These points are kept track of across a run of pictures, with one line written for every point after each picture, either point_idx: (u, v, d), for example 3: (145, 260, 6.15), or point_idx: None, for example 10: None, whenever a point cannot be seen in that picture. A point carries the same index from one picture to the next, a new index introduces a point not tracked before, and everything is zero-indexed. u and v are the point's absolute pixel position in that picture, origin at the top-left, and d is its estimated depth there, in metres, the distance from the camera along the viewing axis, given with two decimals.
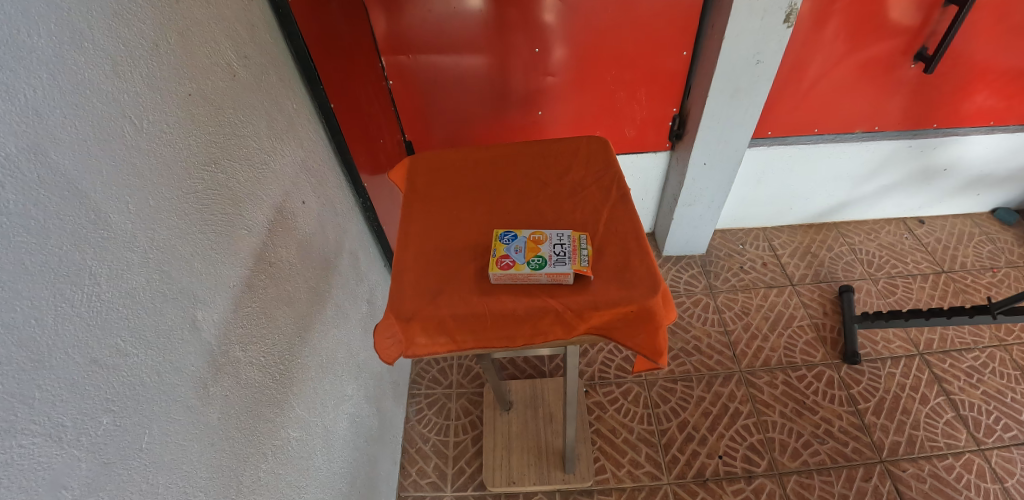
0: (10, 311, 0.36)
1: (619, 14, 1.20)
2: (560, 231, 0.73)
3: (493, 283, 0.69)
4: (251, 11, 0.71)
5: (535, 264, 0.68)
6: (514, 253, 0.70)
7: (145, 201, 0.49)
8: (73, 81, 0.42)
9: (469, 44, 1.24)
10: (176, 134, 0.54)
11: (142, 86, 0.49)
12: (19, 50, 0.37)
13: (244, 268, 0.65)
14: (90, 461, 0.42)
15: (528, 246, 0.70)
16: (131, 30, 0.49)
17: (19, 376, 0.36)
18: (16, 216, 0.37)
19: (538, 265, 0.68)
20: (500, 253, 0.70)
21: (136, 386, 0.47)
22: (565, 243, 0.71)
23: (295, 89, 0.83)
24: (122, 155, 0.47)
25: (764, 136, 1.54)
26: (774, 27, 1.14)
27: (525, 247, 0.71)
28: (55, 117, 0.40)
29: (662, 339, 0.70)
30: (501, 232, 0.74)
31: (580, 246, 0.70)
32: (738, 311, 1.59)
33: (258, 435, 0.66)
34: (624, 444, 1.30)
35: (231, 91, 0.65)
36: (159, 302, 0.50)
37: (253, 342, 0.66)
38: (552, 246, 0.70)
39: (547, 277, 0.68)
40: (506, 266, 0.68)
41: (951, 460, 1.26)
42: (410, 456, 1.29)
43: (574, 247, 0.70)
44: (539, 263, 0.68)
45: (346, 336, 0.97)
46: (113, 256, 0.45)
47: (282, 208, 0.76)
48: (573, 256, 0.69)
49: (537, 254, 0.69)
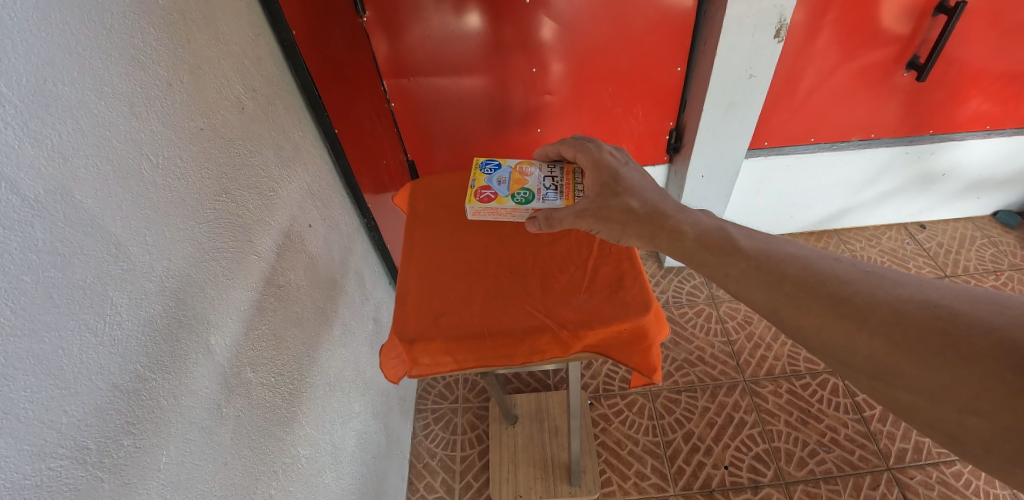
0: (39, 343, 0.39)
1: (613, 32, 1.24)
2: (551, 166, 0.85)
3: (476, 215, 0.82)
4: (258, 45, 0.74)
5: (521, 198, 0.79)
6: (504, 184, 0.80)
7: (161, 232, 0.52)
8: (93, 125, 0.45)
9: (469, 66, 1.27)
10: (188, 168, 0.57)
11: (158, 123, 0.53)
12: (46, 99, 0.41)
13: (255, 291, 0.68)
14: (112, 482, 0.44)
15: (512, 182, 0.81)
16: (148, 72, 0.52)
17: (47, 402, 0.39)
18: (45, 252, 0.40)
19: (526, 199, 0.79)
20: (485, 186, 0.81)
21: (154, 410, 0.49)
22: (557, 178, 0.83)
23: (300, 117, 0.86)
24: (139, 190, 0.49)
25: (761, 146, 1.57)
26: (765, 41, 1.18)
27: (513, 182, 0.82)
28: (79, 160, 0.43)
29: (656, 356, 0.73)
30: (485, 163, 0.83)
31: (572, 182, 0.82)
32: (740, 320, 1.58)
33: (269, 453, 0.68)
34: (629, 455, 1.31)
35: (240, 123, 0.68)
36: (175, 328, 0.53)
37: (263, 364, 0.68)
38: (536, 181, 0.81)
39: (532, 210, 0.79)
40: (491, 200, 0.80)
41: (960, 467, 1.25)
42: (418, 472, 1.30)
43: (568, 182, 0.81)
44: (524, 198, 0.79)
45: (353, 354, 0.99)
46: (133, 286, 0.48)
47: (290, 232, 0.79)
48: (557, 193, 0.79)
49: (521, 189, 0.80)
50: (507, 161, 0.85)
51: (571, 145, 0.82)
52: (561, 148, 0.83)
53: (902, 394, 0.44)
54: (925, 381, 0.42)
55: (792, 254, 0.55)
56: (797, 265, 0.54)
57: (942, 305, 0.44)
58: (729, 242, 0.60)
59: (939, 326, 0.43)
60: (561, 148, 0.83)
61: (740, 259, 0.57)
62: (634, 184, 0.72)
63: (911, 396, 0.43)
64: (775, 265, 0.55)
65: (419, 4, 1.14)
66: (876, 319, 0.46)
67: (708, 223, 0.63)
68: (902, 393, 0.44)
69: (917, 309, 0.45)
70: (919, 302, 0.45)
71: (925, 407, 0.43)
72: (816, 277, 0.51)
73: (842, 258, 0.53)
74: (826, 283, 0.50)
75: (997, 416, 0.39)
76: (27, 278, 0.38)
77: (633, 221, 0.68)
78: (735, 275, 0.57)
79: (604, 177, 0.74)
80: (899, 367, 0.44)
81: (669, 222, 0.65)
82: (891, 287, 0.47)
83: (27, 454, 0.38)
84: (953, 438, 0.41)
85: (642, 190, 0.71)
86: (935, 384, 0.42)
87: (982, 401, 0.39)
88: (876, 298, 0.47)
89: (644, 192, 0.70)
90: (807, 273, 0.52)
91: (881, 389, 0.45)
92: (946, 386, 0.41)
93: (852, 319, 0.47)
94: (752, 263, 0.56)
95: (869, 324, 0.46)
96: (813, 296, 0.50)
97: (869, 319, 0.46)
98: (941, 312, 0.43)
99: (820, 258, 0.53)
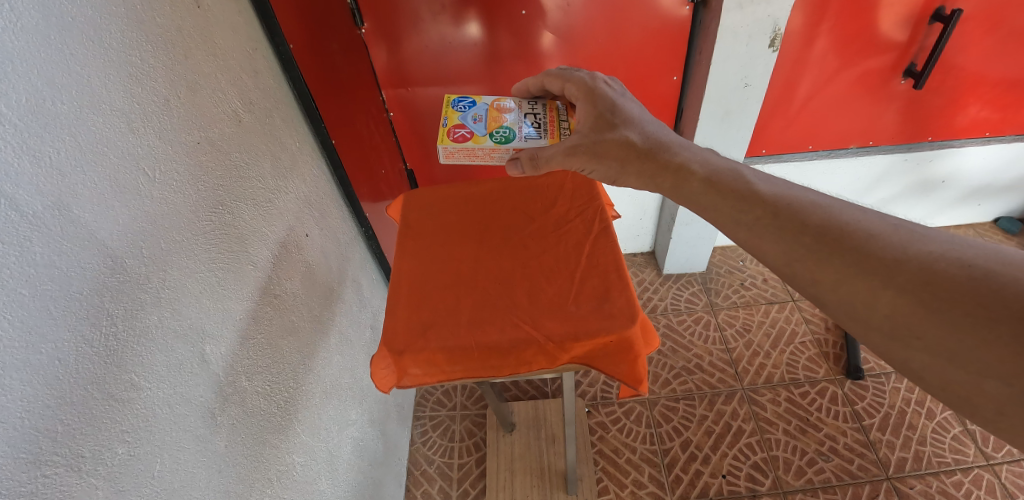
0: (36, 354, 0.40)
1: (609, 42, 1.25)
2: (532, 103, 0.89)
3: (451, 159, 0.85)
4: (255, 59, 0.76)
5: (501, 137, 0.84)
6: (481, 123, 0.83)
7: (157, 244, 0.53)
8: (90, 141, 0.46)
9: (468, 76, 1.29)
10: (184, 182, 0.58)
11: (155, 138, 0.54)
12: (44, 118, 0.42)
13: (251, 300, 0.69)
14: (106, 489, 0.45)
15: (489, 122, 0.85)
16: (145, 89, 0.53)
17: (43, 412, 0.40)
18: (42, 266, 0.41)
19: (506, 138, 0.84)
20: (461, 126, 0.85)
21: (149, 418, 0.50)
22: (540, 115, 0.87)
23: (298, 129, 0.88)
24: (135, 204, 0.51)
25: (759, 153, 1.57)
26: (760, 51, 1.18)
27: (490, 121, 0.85)
28: (77, 176, 0.45)
29: (642, 367, 0.74)
30: (459, 105, 0.87)
31: (556, 119, 0.87)
32: (739, 328, 1.58)
33: (264, 460, 0.69)
34: (626, 464, 1.31)
35: (237, 135, 0.69)
36: (170, 338, 0.54)
37: (258, 372, 0.70)
38: (513, 121, 0.85)
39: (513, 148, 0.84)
40: (468, 140, 0.83)
41: (960, 476, 1.25)
42: (415, 479, 1.31)
43: (551, 120, 0.86)
44: (505, 137, 0.83)
45: (350, 361, 1.00)
46: (129, 298, 0.49)
47: (286, 242, 0.80)
48: (537, 131, 0.84)
49: (500, 128, 0.84)
50: (484, 100, 0.89)
51: (557, 76, 0.85)
52: (547, 80, 0.86)
53: (917, 355, 0.46)
54: (946, 343, 0.44)
55: (814, 203, 0.56)
56: (819, 215, 0.55)
57: (975, 263, 0.45)
58: (746, 187, 0.61)
59: (972, 287, 0.44)
60: (546, 80, 0.86)
61: (757, 205, 0.59)
62: (629, 116, 0.75)
63: (929, 358, 0.45)
64: (797, 215, 0.56)
65: (417, 14, 1.16)
66: (903, 277, 0.47)
67: (720, 165, 0.66)
68: (918, 354, 0.46)
69: (949, 268, 0.46)
70: (952, 261, 0.46)
71: (941, 369, 0.44)
72: (840, 228, 0.53)
73: (868, 211, 0.54)
74: (851, 236, 0.52)
75: (1016, 381, 0.40)
76: (25, 291, 0.39)
77: (632, 158, 0.72)
78: (751, 225, 0.58)
79: (600, 110, 0.77)
80: (921, 327, 0.45)
81: (671, 162, 0.68)
82: (919, 242, 0.49)
83: (23, 462, 0.39)
84: (966, 401, 0.43)
85: (638, 124, 0.74)
86: (959, 349, 0.43)
87: (1006, 366, 0.40)
88: (905, 253, 0.48)
89: (644, 131, 0.73)
90: (830, 222, 0.54)
91: (898, 348, 0.47)
92: (971, 350, 0.42)
93: (878, 276, 0.48)
94: (768, 212, 0.58)
95: (896, 282, 0.47)
96: (834, 250, 0.51)
97: (896, 278, 0.47)
98: (974, 272, 0.44)
99: (845, 209, 0.55)
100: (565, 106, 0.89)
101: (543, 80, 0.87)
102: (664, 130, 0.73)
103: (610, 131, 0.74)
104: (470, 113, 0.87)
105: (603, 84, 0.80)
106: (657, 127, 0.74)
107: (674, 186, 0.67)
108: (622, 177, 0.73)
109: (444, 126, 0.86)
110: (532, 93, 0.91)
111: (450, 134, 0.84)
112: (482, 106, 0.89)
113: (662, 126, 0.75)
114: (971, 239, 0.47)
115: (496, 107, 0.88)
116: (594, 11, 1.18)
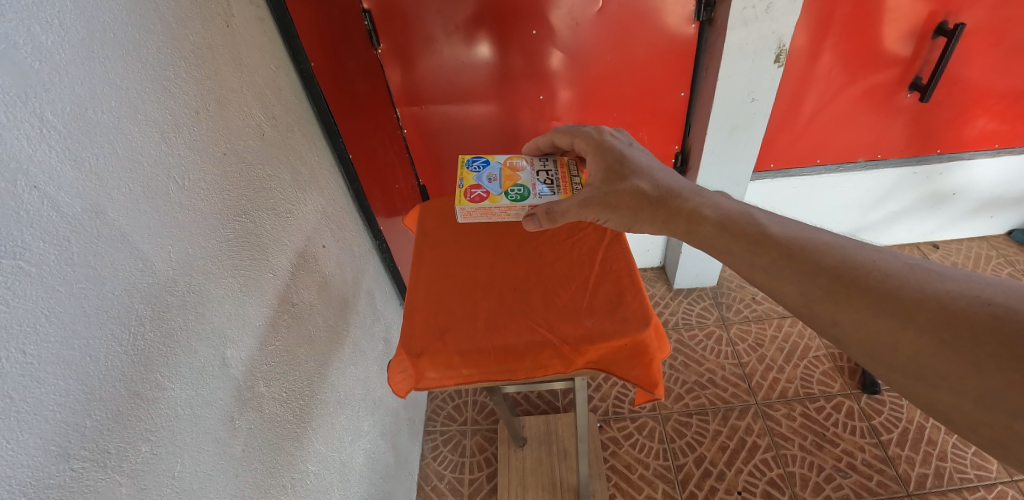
0: (69, 350, 0.41)
1: (617, 60, 1.27)
2: (543, 158, 0.90)
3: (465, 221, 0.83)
4: (279, 76, 0.79)
5: (518, 194, 0.84)
6: (497, 183, 0.84)
7: (185, 249, 0.55)
8: (126, 148, 0.48)
9: (478, 94, 1.32)
10: (211, 191, 0.60)
11: (184, 148, 0.56)
12: (87, 126, 0.44)
13: (270, 308, 0.71)
14: (129, 486, 0.46)
15: (504, 180, 0.85)
16: (177, 101, 0.56)
17: (74, 406, 0.41)
18: (79, 265, 0.43)
19: (522, 195, 0.84)
20: (472, 185, 0.84)
21: (171, 418, 0.51)
22: (551, 171, 0.88)
23: (317, 144, 0.91)
24: (166, 210, 0.53)
25: (767, 168, 1.59)
26: (766, 66, 1.20)
27: (505, 179, 0.85)
28: (115, 183, 0.47)
29: (657, 370, 0.75)
30: (470, 160, 0.87)
31: (567, 174, 0.87)
32: (752, 343, 1.56)
33: (279, 467, 0.69)
34: (640, 480, 1.29)
35: (261, 148, 0.72)
36: (194, 341, 0.55)
37: (275, 379, 0.71)
38: (529, 179, 0.86)
39: (529, 205, 0.84)
40: (483, 200, 0.81)
41: (983, 493, 1.22)
42: (425, 494, 1.29)
43: (563, 176, 0.87)
44: (523, 195, 0.84)
45: (363, 373, 1.01)
46: (157, 299, 0.50)
47: (304, 252, 0.82)
48: (553, 189, 0.85)
49: (516, 186, 0.84)
50: (496, 158, 0.89)
51: (564, 132, 0.87)
52: (555, 137, 0.88)
53: (944, 397, 0.45)
54: (974, 384, 0.43)
55: (827, 243, 0.56)
56: (833, 257, 0.54)
57: (996, 302, 0.44)
58: (759, 230, 0.61)
59: (996, 322, 0.43)
60: (556, 136, 0.88)
61: (771, 249, 0.58)
62: (638, 166, 0.77)
63: (956, 399, 0.44)
64: (811, 256, 0.55)
65: (430, 34, 1.19)
66: (924, 317, 0.46)
67: (737, 211, 0.65)
68: (945, 395, 0.44)
69: (970, 307, 0.44)
70: (972, 300, 0.45)
71: (969, 410, 0.43)
72: (855, 269, 0.52)
73: (882, 250, 0.53)
74: (866, 277, 0.51)
75: None
76: (61, 288, 0.41)
77: (647, 207, 0.72)
78: (767, 267, 0.57)
79: (609, 163, 0.79)
80: (945, 369, 0.44)
81: (686, 207, 0.69)
82: (939, 281, 0.48)
83: (54, 455, 0.40)
84: (999, 443, 0.42)
85: (647, 172, 0.76)
86: (982, 388, 0.42)
87: None
88: (925, 294, 0.47)
89: (655, 178, 0.74)
90: (846, 265, 0.53)
91: (922, 390, 0.46)
92: (1000, 393, 0.41)
93: (897, 317, 0.47)
94: (783, 254, 0.57)
95: (916, 322, 0.46)
96: (851, 292, 0.51)
97: (916, 318, 0.46)
98: (996, 310, 0.43)
99: (858, 250, 0.54)
100: (575, 162, 0.90)
101: (552, 137, 0.89)
102: (676, 178, 0.74)
103: (619, 182, 0.76)
104: (485, 172, 0.87)
105: (609, 137, 0.83)
106: (666, 174, 0.75)
107: (688, 230, 0.67)
108: (635, 225, 0.74)
109: (460, 186, 0.86)
110: (539, 150, 0.93)
111: (467, 195, 0.84)
112: (494, 165, 0.90)
113: (670, 172, 0.76)
114: (989, 277, 0.46)
115: (509, 164, 0.88)
116: (603, 30, 1.21)
